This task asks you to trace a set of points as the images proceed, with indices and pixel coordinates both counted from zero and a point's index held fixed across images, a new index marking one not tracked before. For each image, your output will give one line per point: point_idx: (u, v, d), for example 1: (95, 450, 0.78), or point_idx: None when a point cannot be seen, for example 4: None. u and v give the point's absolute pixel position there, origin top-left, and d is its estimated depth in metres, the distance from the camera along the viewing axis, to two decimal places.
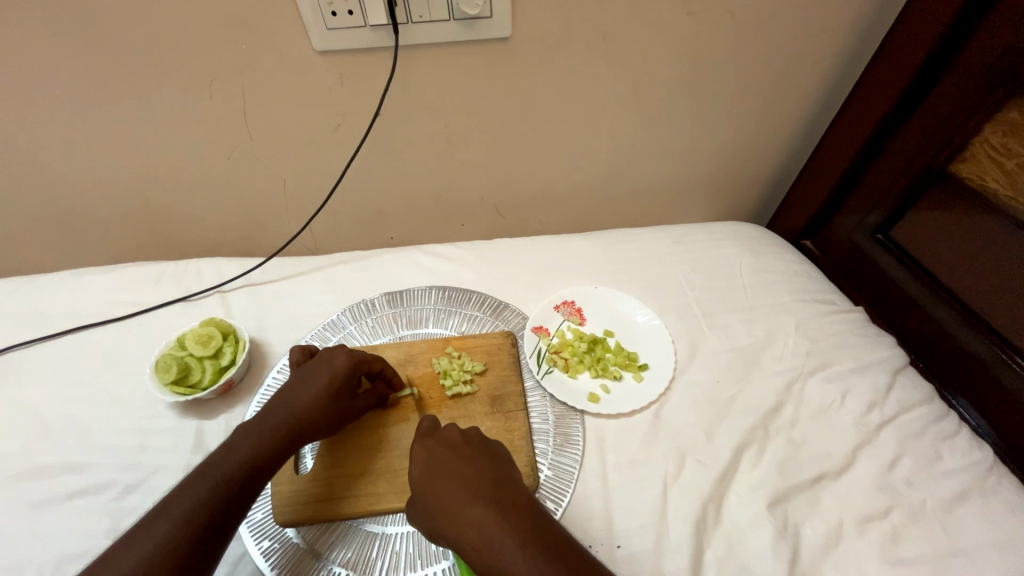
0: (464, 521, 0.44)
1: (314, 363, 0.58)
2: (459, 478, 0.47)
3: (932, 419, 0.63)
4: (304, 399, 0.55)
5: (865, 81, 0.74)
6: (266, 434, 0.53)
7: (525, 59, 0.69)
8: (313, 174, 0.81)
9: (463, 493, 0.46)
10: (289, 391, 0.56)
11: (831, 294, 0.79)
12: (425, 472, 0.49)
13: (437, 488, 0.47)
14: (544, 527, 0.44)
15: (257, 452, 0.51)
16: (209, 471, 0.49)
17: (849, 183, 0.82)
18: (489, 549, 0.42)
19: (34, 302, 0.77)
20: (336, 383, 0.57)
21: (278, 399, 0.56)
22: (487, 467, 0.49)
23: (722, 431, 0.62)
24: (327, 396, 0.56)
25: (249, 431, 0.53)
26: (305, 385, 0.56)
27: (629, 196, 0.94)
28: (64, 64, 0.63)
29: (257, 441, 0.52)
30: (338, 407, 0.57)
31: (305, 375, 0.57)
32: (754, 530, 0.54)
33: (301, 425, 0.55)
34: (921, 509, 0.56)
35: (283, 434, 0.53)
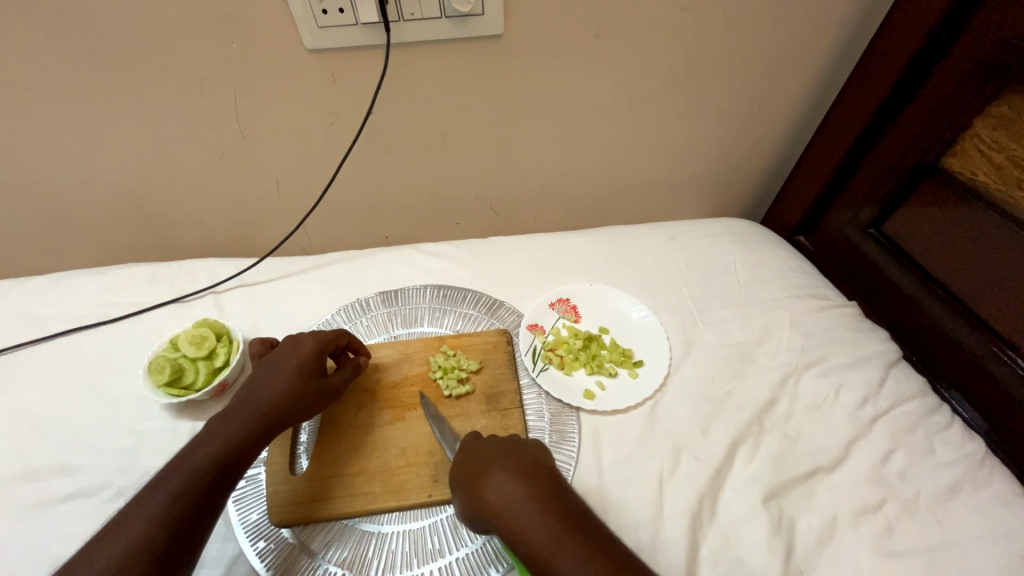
0: (503, 500, 0.44)
1: (280, 352, 0.59)
2: (499, 458, 0.48)
3: (925, 413, 0.64)
4: (274, 387, 0.55)
5: (858, 76, 0.74)
6: (236, 426, 0.52)
7: (519, 56, 0.69)
8: (307, 174, 0.81)
9: (505, 476, 0.46)
10: (256, 382, 0.56)
11: (824, 289, 0.79)
12: (467, 454, 0.52)
13: (477, 467, 0.49)
14: (567, 502, 0.45)
15: (231, 443, 0.51)
16: (184, 464, 0.49)
17: (841, 178, 0.83)
18: (522, 529, 0.42)
19: (26, 304, 0.76)
20: (306, 366, 0.58)
21: (245, 392, 0.56)
22: (530, 456, 0.49)
23: (717, 426, 0.62)
24: (297, 380, 0.56)
25: (220, 425, 0.52)
26: (273, 373, 0.57)
27: (623, 193, 0.94)
28: (51, 63, 0.62)
29: (227, 434, 0.51)
30: (312, 390, 0.57)
31: (272, 364, 0.58)
32: (749, 524, 0.55)
33: (276, 412, 0.54)
34: (914, 502, 0.56)
35: (258, 423, 0.53)
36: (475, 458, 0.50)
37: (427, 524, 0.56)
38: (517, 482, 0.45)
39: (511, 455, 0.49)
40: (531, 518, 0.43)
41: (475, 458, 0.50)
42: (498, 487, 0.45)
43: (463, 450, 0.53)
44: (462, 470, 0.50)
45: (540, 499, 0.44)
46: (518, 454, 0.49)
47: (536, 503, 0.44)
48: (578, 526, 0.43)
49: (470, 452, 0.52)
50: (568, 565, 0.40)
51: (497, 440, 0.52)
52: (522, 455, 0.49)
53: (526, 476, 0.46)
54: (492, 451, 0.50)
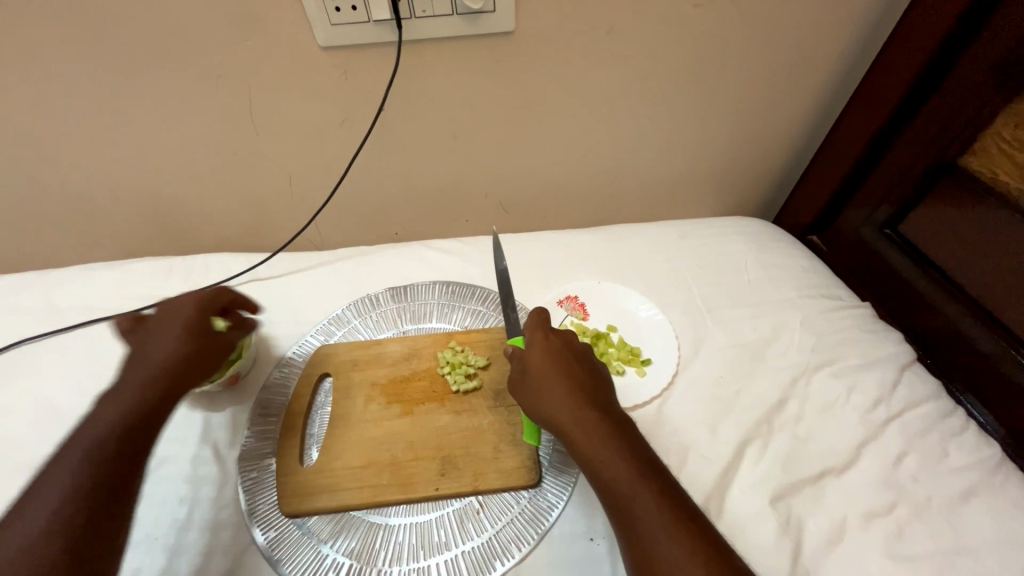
0: (577, 421, 0.49)
1: (157, 318, 0.56)
2: (567, 380, 0.51)
3: (939, 416, 0.63)
4: (158, 351, 0.53)
5: (875, 73, 0.73)
6: (134, 393, 0.50)
7: (530, 53, 0.69)
8: (319, 171, 0.82)
9: (576, 402, 0.50)
10: (140, 349, 0.54)
11: (837, 289, 0.78)
12: (540, 372, 0.52)
13: (544, 385, 0.51)
14: (639, 447, 0.48)
15: (139, 407, 0.50)
16: (88, 437, 0.47)
17: (857, 177, 0.81)
18: (602, 458, 0.46)
19: (48, 296, 0.78)
20: (193, 326, 0.56)
21: (128, 361, 0.53)
22: (595, 379, 0.53)
23: (725, 425, 0.62)
24: (188, 340, 0.55)
25: (113, 395, 0.50)
26: (159, 339, 0.54)
27: (633, 191, 0.93)
28: (73, 59, 0.64)
29: (124, 402, 0.49)
30: (199, 354, 0.55)
31: (160, 330, 0.55)
32: (756, 525, 0.54)
33: (170, 376, 0.52)
34: (927, 505, 0.55)
35: (152, 386, 0.51)
36: (543, 372, 0.52)
37: (434, 517, 0.56)
38: (588, 408, 0.49)
39: (578, 378, 0.52)
40: (610, 458, 0.46)
41: (541, 372, 0.52)
42: (569, 410, 0.49)
43: (529, 355, 0.54)
44: (527, 381, 0.52)
45: (607, 425, 0.48)
46: (584, 376, 0.52)
47: (604, 428, 0.48)
48: (651, 471, 0.46)
49: (536, 358, 0.53)
50: (641, 507, 0.43)
51: (565, 352, 0.54)
52: (588, 378, 0.52)
53: (605, 419, 0.49)
54: (561, 369, 0.52)
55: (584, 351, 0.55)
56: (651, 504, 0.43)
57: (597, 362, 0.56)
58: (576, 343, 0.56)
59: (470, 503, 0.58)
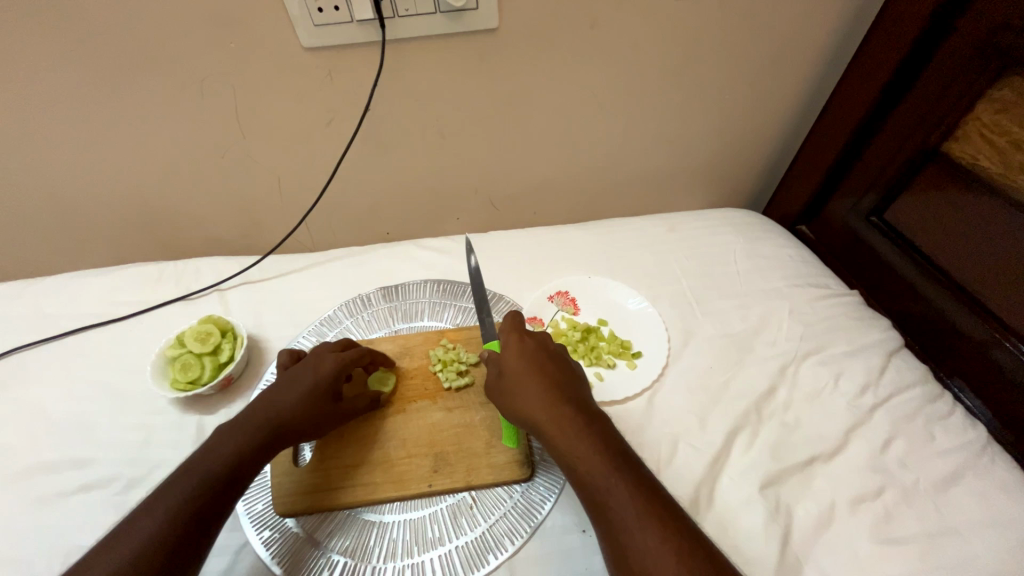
0: (552, 417, 0.49)
1: (302, 367, 0.59)
2: (543, 380, 0.52)
3: (925, 400, 0.63)
4: (291, 402, 0.55)
5: (859, 60, 0.73)
6: (245, 438, 0.52)
7: (514, 49, 0.69)
8: (307, 172, 0.82)
9: (550, 398, 0.51)
10: (274, 393, 0.57)
11: (825, 277, 0.79)
12: (515, 372, 0.54)
13: (520, 385, 0.53)
14: (615, 441, 0.48)
15: (242, 450, 0.51)
16: (191, 476, 0.48)
17: (844, 165, 0.82)
18: (576, 453, 0.47)
19: (38, 304, 0.78)
20: (323, 382, 0.58)
21: (260, 400, 0.56)
22: (570, 377, 0.54)
23: (715, 416, 0.62)
24: (313, 397, 0.57)
25: (228, 432, 0.52)
26: (289, 387, 0.57)
27: (622, 185, 0.94)
28: (56, 65, 0.64)
29: (236, 442, 0.51)
30: (322, 415, 0.57)
31: (293, 379, 0.58)
32: (746, 512, 0.55)
33: (283, 426, 0.54)
34: (913, 489, 0.56)
35: (246, 443, 0.52)
36: (519, 372, 0.54)
37: (427, 513, 0.57)
38: (562, 404, 0.50)
39: (552, 376, 0.53)
40: (584, 453, 0.47)
41: (517, 372, 0.54)
42: (544, 406, 0.50)
43: (505, 356, 0.55)
44: (504, 382, 0.54)
45: (582, 418, 0.49)
46: (559, 374, 0.54)
47: (579, 421, 0.49)
48: (627, 464, 0.46)
49: (511, 358, 0.55)
50: (617, 500, 0.44)
51: (539, 353, 0.55)
52: (563, 376, 0.54)
53: (581, 416, 0.49)
54: (535, 368, 0.53)
55: (559, 351, 0.57)
56: (625, 495, 0.44)
57: (574, 362, 0.57)
58: (551, 344, 0.58)
59: (463, 498, 0.58)
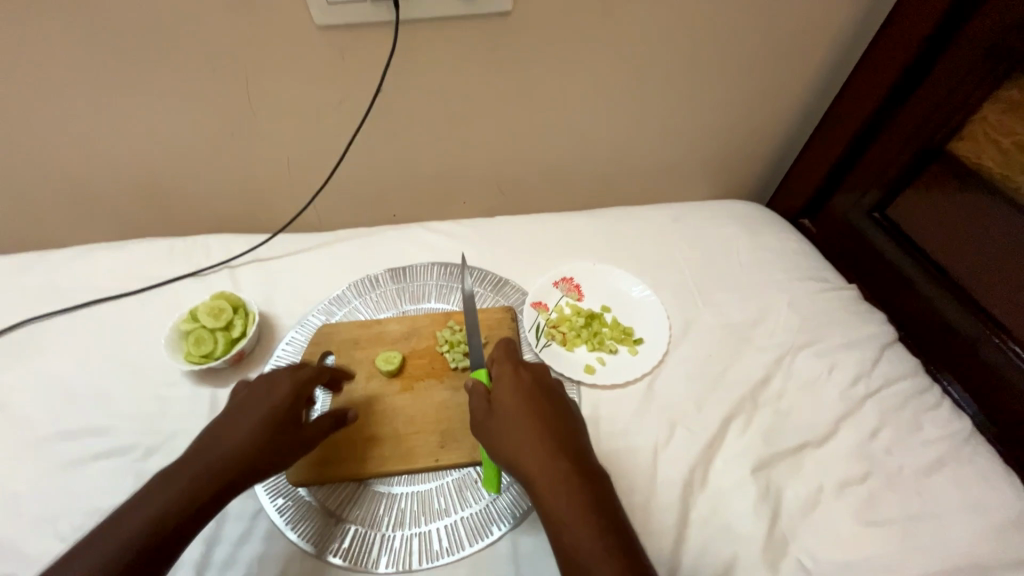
0: (541, 465, 0.48)
1: (253, 392, 0.53)
2: (534, 424, 0.51)
3: (915, 392, 0.66)
4: (240, 437, 0.49)
5: (870, 56, 0.74)
6: (195, 480, 0.46)
7: (527, 34, 0.69)
8: (317, 152, 0.82)
9: (541, 445, 0.49)
10: (218, 430, 0.50)
11: (825, 271, 0.80)
12: (505, 412, 0.53)
13: (509, 427, 0.51)
14: (604, 499, 0.47)
15: (190, 495, 0.45)
16: (138, 509, 0.44)
17: (848, 161, 0.83)
18: (558, 509, 0.45)
19: (51, 276, 0.79)
20: (279, 410, 0.52)
21: (205, 437, 0.49)
22: (566, 421, 0.52)
23: (712, 402, 0.65)
24: (270, 428, 0.51)
25: (174, 474, 0.46)
26: (239, 419, 0.51)
27: (628, 174, 0.94)
28: (70, 38, 0.64)
29: (180, 488, 0.45)
30: (283, 445, 0.51)
31: (242, 408, 0.52)
32: (738, 492, 0.57)
33: (236, 466, 0.48)
34: (898, 474, 0.59)
35: (197, 487, 0.46)
36: (510, 412, 0.52)
37: (433, 486, 0.60)
38: (553, 453, 0.49)
39: (546, 419, 0.52)
40: (567, 512, 0.45)
41: (508, 411, 0.52)
42: (534, 452, 0.49)
43: (497, 393, 0.54)
44: (493, 421, 0.53)
45: (573, 471, 0.47)
46: (553, 417, 0.52)
47: (569, 476, 0.47)
48: (612, 528, 0.44)
49: (503, 396, 0.54)
50: (596, 568, 0.42)
51: (534, 391, 0.54)
52: (558, 420, 0.52)
53: (569, 467, 0.48)
54: (528, 408, 0.52)
55: (555, 391, 0.55)
56: (604, 565, 0.42)
57: (571, 404, 0.56)
58: (547, 381, 0.57)
59: (468, 473, 0.61)
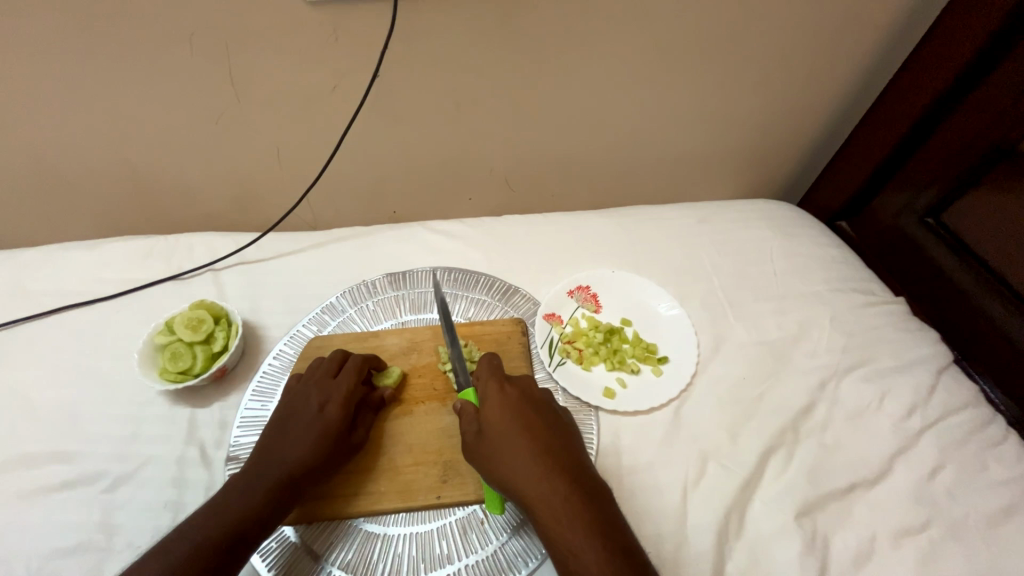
0: (541, 490, 0.44)
1: (307, 398, 0.55)
2: (530, 441, 0.47)
3: (977, 425, 0.58)
4: (300, 444, 0.51)
5: (933, 40, 0.65)
6: (258, 487, 0.48)
7: (544, 13, 0.61)
8: (309, 144, 0.74)
9: (539, 466, 0.45)
10: (283, 436, 0.52)
11: (870, 282, 0.72)
12: (497, 429, 0.48)
13: (503, 447, 0.47)
14: (613, 519, 0.43)
15: (251, 504, 0.47)
16: (193, 530, 0.44)
17: (899, 159, 0.74)
18: (566, 535, 0.41)
19: (19, 278, 0.72)
20: (331, 417, 0.53)
21: (271, 444, 0.52)
22: (561, 436, 0.48)
23: (748, 432, 0.58)
24: (324, 434, 0.52)
25: (243, 481, 0.48)
26: (297, 425, 0.53)
27: (650, 170, 0.86)
28: (25, 13, 0.56)
29: (246, 496, 0.47)
30: (340, 447, 0.52)
31: (299, 416, 0.53)
32: (780, 540, 0.51)
33: (297, 473, 0.50)
34: (962, 523, 0.52)
35: (265, 494, 0.48)
36: (502, 433, 0.48)
37: (435, 527, 0.53)
38: (553, 472, 0.45)
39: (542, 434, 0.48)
40: (576, 537, 0.41)
41: (500, 429, 0.48)
42: (532, 477, 0.45)
43: (486, 410, 0.50)
44: (484, 441, 0.48)
45: (576, 493, 0.43)
46: (547, 434, 0.48)
47: (572, 498, 0.43)
48: (625, 551, 0.41)
49: (493, 413, 0.49)
50: None
51: (523, 406, 0.50)
52: (553, 436, 0.48)
53: (572, 486, 0.44)
54: (520, 427, 0.48)
55: (546, 404, 0.51)
56: None
57: (563, 414, 0.52)
58: (535, 392, 0.53)
59: (473, 512, 0.54)
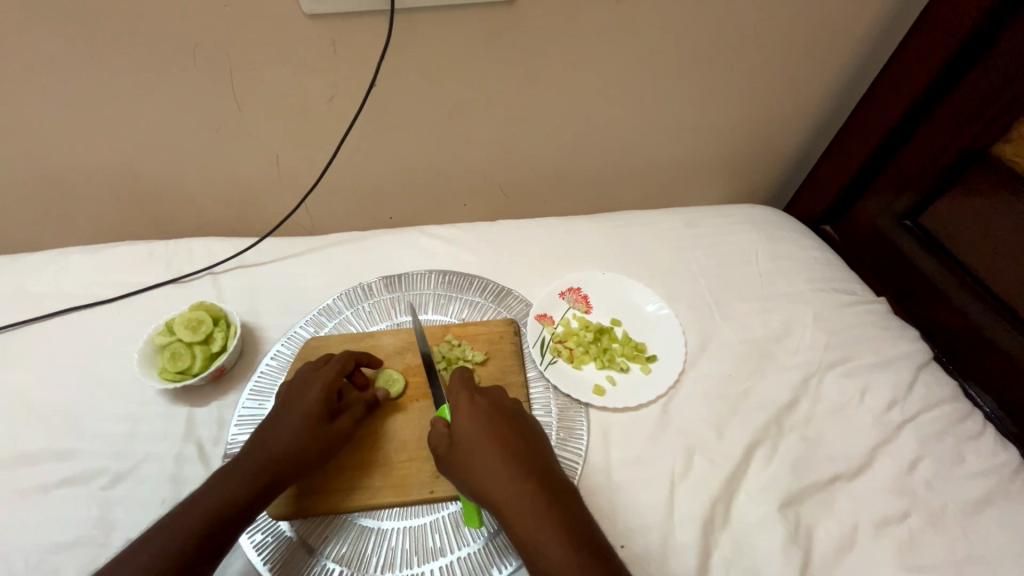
0: (508, 495, 0.45)
1: (291, 393, 0.55)
2: (498, 447, 0.48)
3: (955, 419, 0.60)
4: (284, 438, 0.52)
5: (903, 52, 0.69)
6: (239, 482, 0.48)
7: (534, 26, 0.64)
8: (307, 151, 0.77)
9: (507, 469, 0.46)
10: (267, 430, 0.53)
11: (852, 283, 0.75)
12: (468, 437, 0.49)
13: (473, 454, 0.48)
14: (582, 519, 0.44)
15: (234, 498, 0.47)
16: (180, 523, 0.45)
17: (877, 164, 0.77)
18: (535, 536, 0.42)
19: (21, 281, 0.74)
20: (314, 412, 0.53)
21: (256, 438, 0.52)
22: (530, 442, 0.49)
23: (733, 427, 0.59)
24: (308, 428, 0.53)
25: (226, 475, 0.49)
26: (281, 420, 0.53)
27: (640, 176, 0.89)
28: (36, 25, 0.58)
29: (229, 489, 0.48)
30: (322, 434, 0.53)
31: (283, 412, 0.54)
32: (765, 531, 0.52)
33: (280, 467, 0.50)
34: (941, 513, 0.53)
35: (247, 488, 0.48)
36: (471, 442, 0.48)
37: (428, 521, 0.54)
38: (521, 476, 0.46)
39: (511, 439, 0.49)
40: (545, 537, 0.42)
41: (470, 437, 0.49)
42: (500, 483, 0.45)
43: (456, 419, 0.51)
44: (455, 450, 0.49)
45: (544, 493, 0.45)
46: (517, 441, 0.49)
47: (539, 498, 0.44)
48: (594, 549, 0.42)
49: (463, 422, 0.50)
50: None
51: (493, 414, 0.51)
52: (522, 443, 0.49)
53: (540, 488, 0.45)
54: (489, 432, 0.49)
55: (515, 411, 0.52)
56: None
57: (534, 422, 0.53)
58: (506, 400, 0.53)
59: None
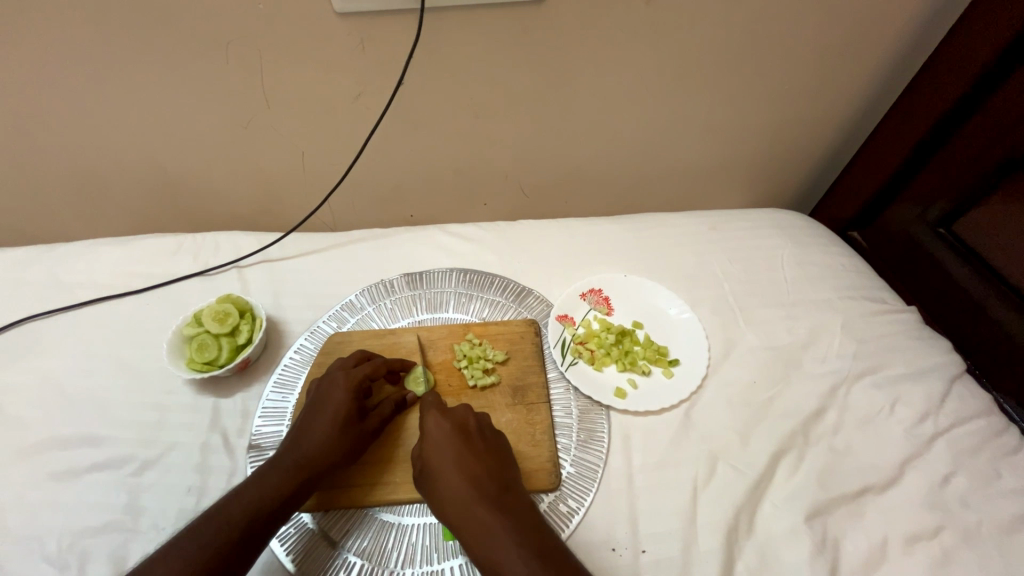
0: (468, 520, 0.44)
1: (319, 394, 0.56)
2: (457, 469, 0.48)
3: (990, 434, 0.58)
4: (316, 437, 0.53)
5: (942, 55, 0.67)
6: (270, 481, 0.49)
7: (562, 26, 0.64)
8: (333, 148, 0.77)
9: (466, 491, 0.46)
10: (300, 430, 0.54)
11: (882, 291, 0.73)
12: (432, 458, 0.49)
13: (437, 474, 0.48)
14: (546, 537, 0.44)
15: (267, 494, 0.48)
16: (213, 518, 0.46)
17: (910, 170, 0.75)
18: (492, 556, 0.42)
19: (55, 271, 0.76)
20: (343, 412, 0.54)
21: (288, 439, 0.53)
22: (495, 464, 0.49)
23: (759, 434, 0.58)
24: (338, 427, 0.53)
25: (260, 475, 0.50)
26: (311, 421, 0.54)
27: (663, 178, 0.88)
28: (77, 22, 0.60)
29: (264, 486, 0.49)
30: (353, 435, 0.54)
31: (311, 413, 0.55)
32: (791, 542, 0.51)
33: (312, 466, 0.51)
34: (975, 530, 0.52)
35: (280, 487, 0.49)
36: (436, 464, 0.49)
37: None
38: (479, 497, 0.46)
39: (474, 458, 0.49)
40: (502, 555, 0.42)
41: (434, 457, 0.49)
42: (460, 504, 0.46)
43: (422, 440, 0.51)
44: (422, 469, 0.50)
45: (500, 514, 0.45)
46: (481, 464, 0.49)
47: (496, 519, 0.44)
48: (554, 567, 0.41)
49: (428, 443, 0.50)
50: None
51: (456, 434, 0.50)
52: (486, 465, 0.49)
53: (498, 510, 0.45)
54: (450, 453, 0.49)
55: (480, 430, 0.52)
56: None
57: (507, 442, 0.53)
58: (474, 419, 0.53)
59: None
